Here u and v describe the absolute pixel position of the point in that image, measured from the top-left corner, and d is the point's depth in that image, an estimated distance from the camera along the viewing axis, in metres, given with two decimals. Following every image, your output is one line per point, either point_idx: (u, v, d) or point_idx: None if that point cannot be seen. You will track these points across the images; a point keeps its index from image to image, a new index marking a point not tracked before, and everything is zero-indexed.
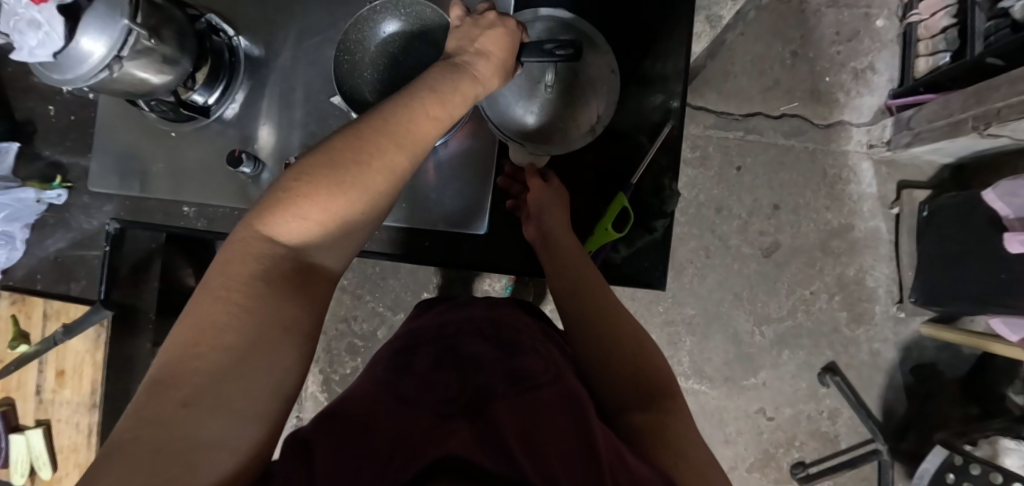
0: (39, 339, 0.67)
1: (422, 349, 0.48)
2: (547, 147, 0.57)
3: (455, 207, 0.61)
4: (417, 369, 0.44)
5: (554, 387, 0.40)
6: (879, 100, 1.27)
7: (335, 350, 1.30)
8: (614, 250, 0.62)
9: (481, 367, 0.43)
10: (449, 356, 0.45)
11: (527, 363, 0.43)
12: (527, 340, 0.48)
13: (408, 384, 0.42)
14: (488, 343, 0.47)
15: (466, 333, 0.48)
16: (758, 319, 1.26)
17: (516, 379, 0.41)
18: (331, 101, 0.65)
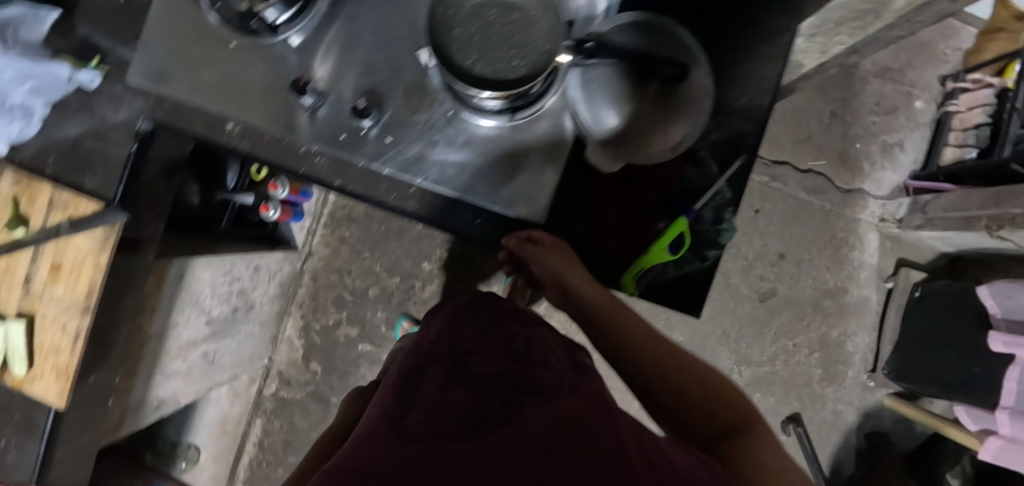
0: (40, 227, 0.61)
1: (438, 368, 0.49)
2: (623, 154, 0.55)
3: (516, 191, 0.58)
4: (427, 390, 0.46)
5: (568, 394, 0.41)
6: (900, 178, 1.31)
7: (322, 299, 1.27)
8: (663, 271, 0.60)
9: (494, 381, 0.44)
10: (464, 374, 0.46)
11: (539, 376, 0.44)
12: (538, 352, 0.49)
13: (422, 408, 0.43)
14: (499, 358, 0.48)
15: (477, 351, 0.50)
16: (739, 359, 1.29)
17: (529, 389, 0.42)
18: (415, 54, 0.59)
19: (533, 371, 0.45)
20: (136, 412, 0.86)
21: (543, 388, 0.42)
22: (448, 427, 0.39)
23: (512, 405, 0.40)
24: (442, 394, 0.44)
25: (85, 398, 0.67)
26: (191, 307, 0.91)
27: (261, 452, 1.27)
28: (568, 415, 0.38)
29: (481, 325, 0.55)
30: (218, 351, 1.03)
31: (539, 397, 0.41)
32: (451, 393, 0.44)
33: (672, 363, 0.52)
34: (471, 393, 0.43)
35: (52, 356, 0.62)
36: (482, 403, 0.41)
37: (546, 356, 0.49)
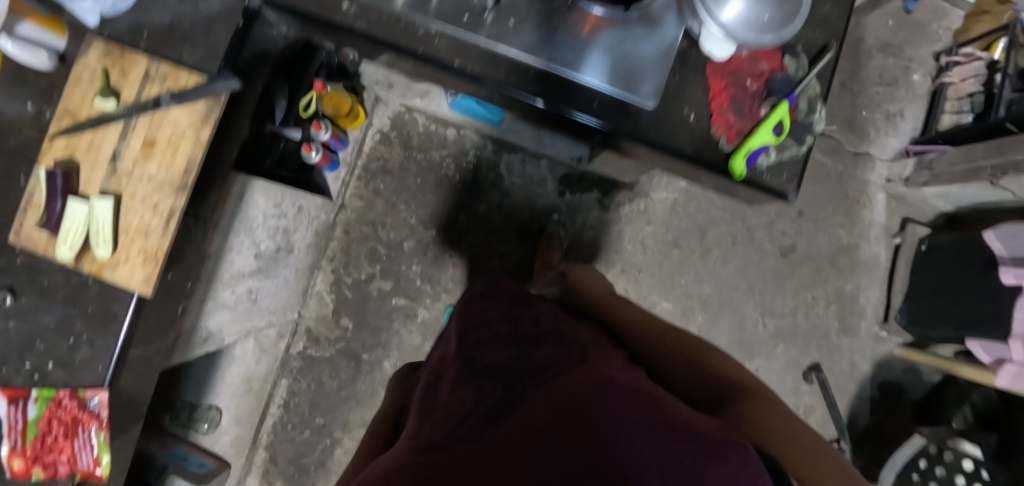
0: (135, 100, 0.57)
1: (459, 371, 0.61)
2: (736, 34, 0.57)
3: (630, 71, 0.61)
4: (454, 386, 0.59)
5: (565, 368, 0.54)
6: (901, 143, 1.40)
7: (354, 253, 1.24)
8: (765, 156, 0.64)
9: (508, 372, 0.57)
10: (479, 372, 0.59)
11: (541, 356, 0.59)
12: (544, 342, 0.62)
13: (456, 397, 0.56)
14: (511, 354, 0.61)
15: (488, 350, 0.64)
16: (763, 311, 1.34)
17: (536, 372, 0.54)
18: None
19: (538, 357, 0.58)
20: (189, 339, 0.81)
21: (546, 371, 0.54)
22: (474, 410, 0.51)
23: (521, 387, 0.52)
24: (465, 390, 0.56)
25: (164, 295, 0.64)
26: (245, 234, 0.87)
27: (287, 414, 1.23)
28: (566, 380, 0.49)
29: (498, 332, 0.68)
30: (260, 290, 0.99)
31: (543, 377, 0.53)
32: (473, 388, 0.55)
33: (688, 355, 0.64)
34: (490, 384, 0.55)
35: (140, 238, 0.57)
36: (498, 389, 0.53)
37: (548, 346, 0.61)
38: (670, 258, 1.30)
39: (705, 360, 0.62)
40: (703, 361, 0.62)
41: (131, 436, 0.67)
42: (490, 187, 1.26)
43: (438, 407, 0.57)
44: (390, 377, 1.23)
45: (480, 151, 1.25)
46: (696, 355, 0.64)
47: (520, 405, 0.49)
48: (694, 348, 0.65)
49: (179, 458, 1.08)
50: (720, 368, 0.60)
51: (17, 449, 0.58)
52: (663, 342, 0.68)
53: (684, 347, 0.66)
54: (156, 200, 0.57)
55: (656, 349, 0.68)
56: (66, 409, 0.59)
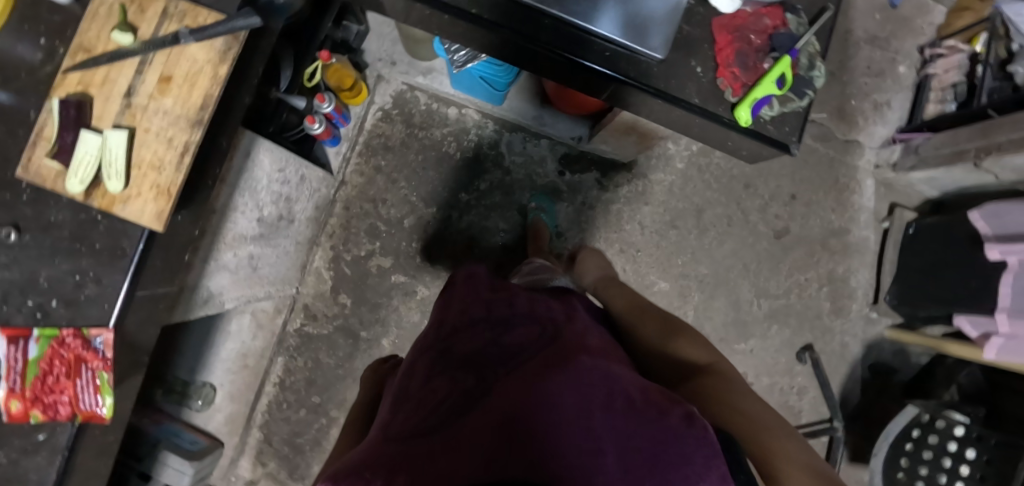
0: (153, 37, 0.57)
1: (429, 353, 0.60)
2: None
3: (638, 22, 0.62)
4: (428, 368, 0.58)
5: (541, 354, 0.54)
6: (888, 132, 1.44)
7: (354, 229, 1.23)
8: (768, 108, 0.66)
9: (478, 357, 0.56)
10: (451, 356, 0.58)
11: (517, 339, 0.58)
12: (515, 320, 0.61)
13: (429, 381, 0.55)
14: (481, 335, 0.60)
15: (461, 332, 0.62)
16: (758, 292, 1.36)
17: (505, 360, 0.55)
18: None
19: (510, 341, 0.58)
20: (190, 297, 0.81)
21: (517, 359, 0.55)
22: (446, 399, 0.51)
23: (492, 375, 0.53)
24: (436, 376, 0.55)
25: (171, 237, 0.63)
26: (248, 195, 0.87)
27: (282, 392, 1.21)
28: (535, 369, 0.50)
29: (470, 305, 0.66)
30: (261, 258, 0.97)
31: (514, 366, 0.53)
32: (444, 374, 0.55)
33: (667, 343, 0.71)
34: (461, 370, 0.55)
35: (151, 173, 0.57)
36: (470, 378, 0.53)
37: (519, 324, 0.61)
38: (667, 238, 1.32)
39: (682, 351, 0.69)
40: (684, 348, 0.69)
41: (132, 384, 0.66)
42: (492, 165, 1.27)
43: (407, 393, 0.56)
44: (388, 356, 1.23)
45: (481, 130, 1.27)
46: (675, 340, 0.70)
47: (491, 394, 0.49)
48: (671, 334, 0.72)
49: (172, 435, 1.07)
50: (692, 352, 0.68)
51: (16, 389, 0.56)
52: (652, 329, 0.74)
53: (666, 331, 0.73)
54: (172, 136, 0.57)
55: (641, 330, 0.75)
56: (70, 348, 0.58)
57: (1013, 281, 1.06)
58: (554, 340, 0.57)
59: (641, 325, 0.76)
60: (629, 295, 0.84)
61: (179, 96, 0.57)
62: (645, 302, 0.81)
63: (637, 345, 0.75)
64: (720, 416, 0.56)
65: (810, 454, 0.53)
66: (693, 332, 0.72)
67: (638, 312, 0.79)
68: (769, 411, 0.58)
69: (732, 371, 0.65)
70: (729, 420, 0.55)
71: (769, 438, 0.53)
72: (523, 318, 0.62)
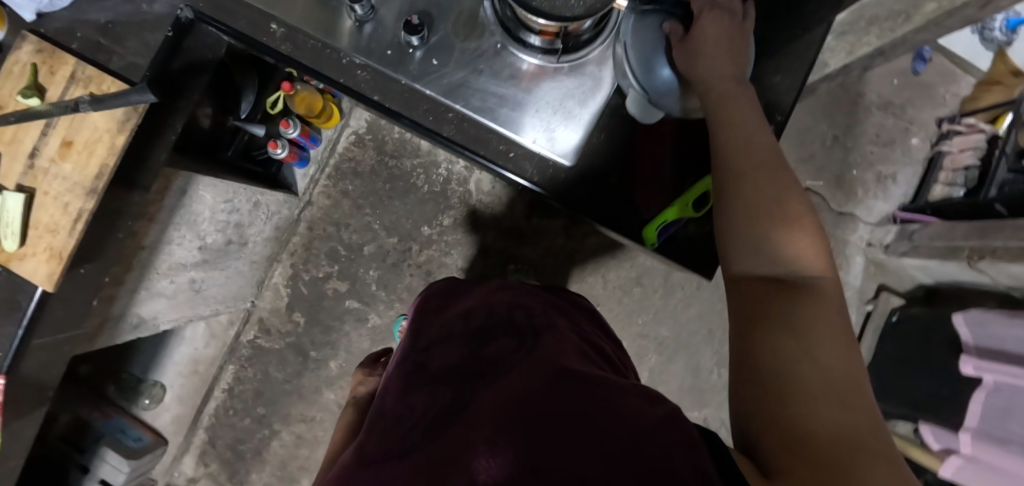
0: (57, 101, 0.58)
1: (406, 367, 0.55)
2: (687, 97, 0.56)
3: (545, 127, 0.61)
4: (402, 390, 0.51)
5: (518, 360, 0.47)
6: (890, 208, 1.35)
7: (315, 250, 1.24)
8: (682, 228, 0.62)
9: (457, 368, 0.50)
10: (427, 370, 0.52)
11: (498, 345, 0.52)
12: (491, 329, 0.55)
13: (406, 402, 0.49)
14: (458, 347, 0.54)
15: (438, 344, 0.56)
16: (721, 360, 1.29)
17: (487, 367, 0.48)
18: None
19: (491, 348, 0.52)
20: (115, 325, 0.83)
21: (496, 365, 0.48)
22: (418, 420, 0.44)
23: (470, 387, 0.46)
24: (411, 394, 0.49)
25: (74, 289, 0.65)
26: (186, 228, 0.89)
27: (230, 399, 1.24)
28: (514, 379, 0.44)
29: (448, 318, 0.60)
30: (206, 280, 0.98)
31: (493, 375, 0.46)
32: (422, 390, 0.49)
33: (768, 234, 0.44)
34: (439, 384, 0.49)
35: (47, 236, 0.58)
36: (449, 391, 0.47)
37: (497, 333, 0.54)
38: (631, 295, 1.28)
39: (782, 257, 0.44)
40: (783, 254, 0.44)
41: (33, 416, 0.69)
42: (458, 201, 1.25)
43: (381, 413, 0.50)
44: (334, 378, 1.25)
45: (451, 164, 1.24)
46: (780, 237, 0.44)
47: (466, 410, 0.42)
48: (761, 210, 0.45)
49: (117, 430, 1.11)
50: None
51: None
52: (757, 186, 0.46)
53: (773, 220, 0.45)
54: (70, 200, 0.58)
55: (746, 195, 0.46)
56: None
57: (985, 399, 1.00)
58: (534, 343, 0.50)
59: (756, 184, 0.46)
60: (762, 137, 0.48)
61: (80, 161, 0.58)
62: (749, 116, 0.50)
63: (717, 154, 0.49)
64: (750, 344, 0.40)
65: (882, 431, 0.34)
66: (806, 220, 0.45)
67: (741, 105, 0.50)
68: (849, 376, 0.36)
69: (834, 305, 0.41)
70: (762, 364, 0.38)
71: (809, 397, 0.35)
72: (504, 325, 0.55)
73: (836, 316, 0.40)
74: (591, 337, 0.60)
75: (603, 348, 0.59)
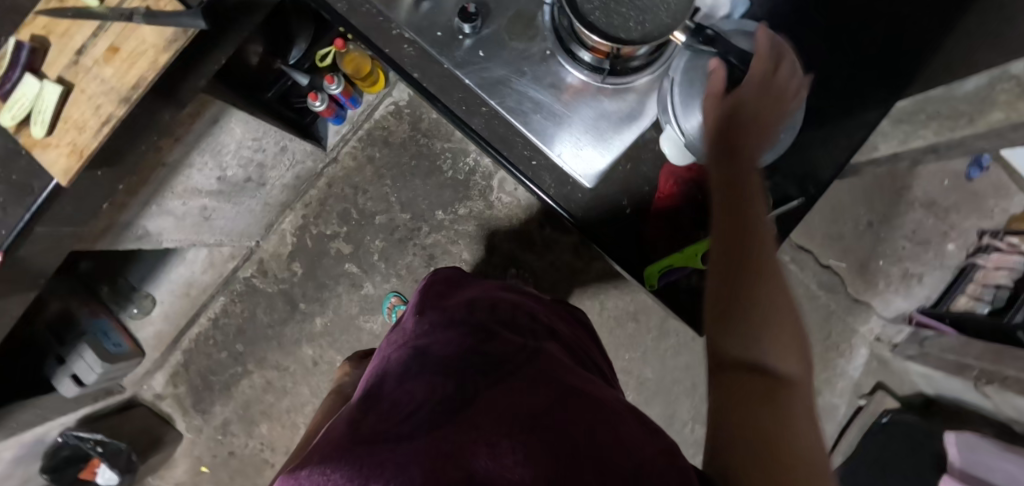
0: (114, 7, 0.59)
1: (402, 351, 0.51)
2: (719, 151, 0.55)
3: (574, 145, 0.60)
4: (395, 373, 0.48)
5: (526, 368, 0.45)
6: (908, 307, 1.30)
7: (329, 208, 1.27)
8: (687, 276, 0.61)
9: (459, 359, 0.46)
10: (425, 355, 0.48)
11: (503, 343, 0.49)
12: (498, 326, 0.52)
13: (400, 386, 0.45)
14: (460, 336, 0.50)
15: (437, 330, 0.52)
16: (698, 416, 1.26)
17: (490, 365, 0.45)
18: None
19: (495, 345, 0.48)
20: (120, 231, 0.83)
21: (502, 365, 0.45)
22: (418, 406, 0.41)
23: (473, 384, 0.43)
24: (407, 379, 0.46)
25: (86, 189, 0.66)
26: (210, 156, 0.89)
27: (213, 329, 1.29)
28: (520, 389, 0.41)
29: (450, 305, 0.56)
30: (216, 210, 1.01)
31: (501, 378, 0.43)
32: (419, 376, 0.46)
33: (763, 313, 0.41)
34: (439, 372, 0.45)
35: (73, 132, 0.59)
36: (448, 382, 0.43)
37: (502, 329, 0.51)
38: (623, 328, 1.26)
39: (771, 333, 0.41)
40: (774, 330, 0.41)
41: (18, 300, 0.70)
42: (477, 194, 1.25)
43: (370, 395, 0.46)
44: (317, 333, 1.27)
45: (480, 157, 1.25)
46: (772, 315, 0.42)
47: (472, 409, 0.39)
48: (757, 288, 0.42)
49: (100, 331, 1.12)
50: None
51: None
52: (747, 252, 0.41)
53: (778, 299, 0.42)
54: (102, 104, 0.59)
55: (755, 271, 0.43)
56: None
57: None
58: (543, 354, 0.48)
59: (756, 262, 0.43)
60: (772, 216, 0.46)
61: (122, 69, 0.60)
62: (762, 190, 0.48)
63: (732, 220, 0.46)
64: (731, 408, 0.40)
65: None
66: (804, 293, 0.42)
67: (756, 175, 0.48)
68: (824, 480, 0.31)
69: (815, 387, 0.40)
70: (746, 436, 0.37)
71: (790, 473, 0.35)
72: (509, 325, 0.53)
73: (813, 415, 0.36)
74: (587, 352, 0.59)
75: (598, 366, 0.58)
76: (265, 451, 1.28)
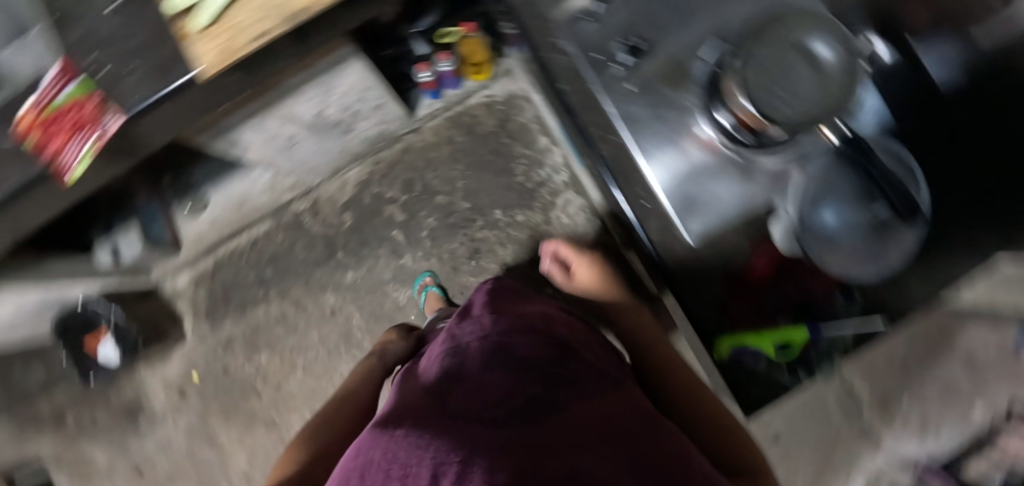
0: None
1: (480, 343, 0.54)
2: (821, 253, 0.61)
3: (694, 199, 0.66)
4: (476, 362, 0.51)
5: (602, 391, 0.48)
6: (917, 455, 1.25)
7: (396, 172, 1.28)
8: (754, 356, 0.69)
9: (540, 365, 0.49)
10: (506, 352, 0.51)
11: (577, 364, 0.52)
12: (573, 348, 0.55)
13: (483, 373, 0.48)
14: (539, 345, 0.53)
15: (515, 333, 0.55)
16: None
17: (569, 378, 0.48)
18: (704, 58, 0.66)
19: (571, 364, 0.52)
20: (217, 134, 0.85)
21: (573, 375, 0.49)
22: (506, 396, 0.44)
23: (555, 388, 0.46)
24: (490, 368, 0.49)
25: (212, 91, 0.67)
26: (320, 91, 0.91)
27: (249, 249, 1.31)
28: (600, 406, 0.44)
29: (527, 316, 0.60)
30: (301, 141, 1.04)
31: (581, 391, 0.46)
32: (502, 369, 0.49)
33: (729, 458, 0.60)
34: (522, 370, 0.48)
35: (231, 35, 0.59)
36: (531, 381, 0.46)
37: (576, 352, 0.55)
38: None
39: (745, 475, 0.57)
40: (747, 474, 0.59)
41: (112, 172, 0.71)
42: (539, 207, 1.26)
43: (452, 378, 0.49)
44: (344, 286, 1.28)
45: (553, 173, 1.26)
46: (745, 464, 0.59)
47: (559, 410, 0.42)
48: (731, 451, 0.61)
49: (147, 218, 1.13)
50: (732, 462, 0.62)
51: (30, 113, 0.59)
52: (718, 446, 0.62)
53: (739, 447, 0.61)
54: (270, 16, 0.59)
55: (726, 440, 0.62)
56: (83, 111, 0.59)
57: None
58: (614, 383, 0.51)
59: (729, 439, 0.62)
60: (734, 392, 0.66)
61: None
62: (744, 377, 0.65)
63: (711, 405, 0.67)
64: None
65: None
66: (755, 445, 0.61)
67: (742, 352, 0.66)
68: None
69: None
70: None
71: None
72: (580, 350, 0.56)
73: None
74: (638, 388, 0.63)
75: None
76: (258, 379, 1.30)
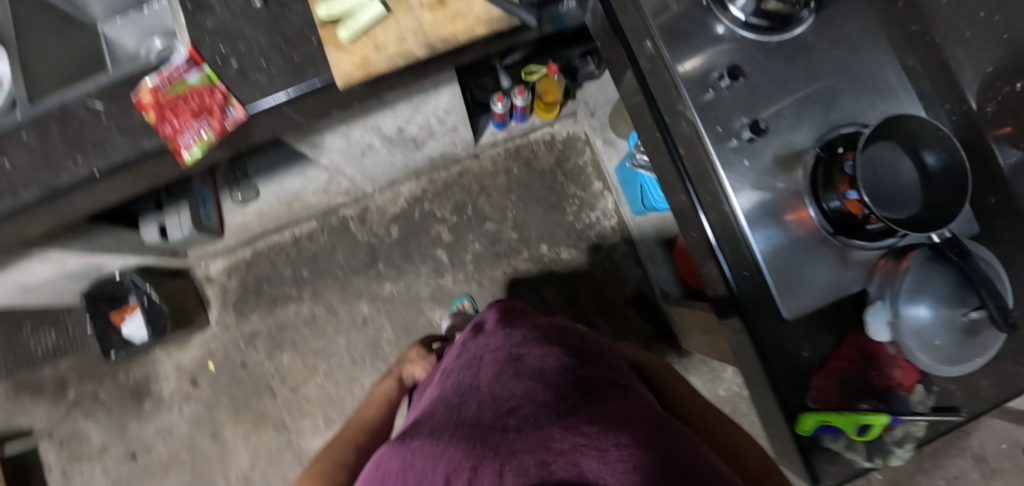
0: None
1: (490, 353, 0.51)
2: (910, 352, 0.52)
3: (793, 268, 0.56)
4: (486, 369, 0.48)
5: (619, 399, 0.45)
6: None
7: (450, 193, 1.30)
8: (832, 436, 0.57)
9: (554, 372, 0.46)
10: (517, 360, 0.48)
11: (592, 372, 0.49)
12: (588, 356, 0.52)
13: (494, 383, 0.45)
14: (553, 352, 0.50)
15: (525, 340, 0.52)
16: None
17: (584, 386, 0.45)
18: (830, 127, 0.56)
19: (585, 372, 0.48)
20: (309, 136, 0.87)
21: (589, 385, 0.46)
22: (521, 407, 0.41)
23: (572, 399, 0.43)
24: (500, 376, 0.46)
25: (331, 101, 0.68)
26: (411, 108, 0.93)
27: (290, 246, 1.30)
28: (618, 412, 0.41)
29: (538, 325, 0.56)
30: (374, 152, 1.06)
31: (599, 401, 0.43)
32: (514, 376, 0.45)
33: None
34: (537, 378, 0.44)
35: (368, 50, 0.63)
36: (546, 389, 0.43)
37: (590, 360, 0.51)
38: None
39: None
40: None
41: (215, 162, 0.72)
42: (585, 248, 1.28)
43: (461, 390, 0.46)
44: (380, 296, 1.28)
45: (603, 217, 1.29)
46: None
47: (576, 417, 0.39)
48: None
49: (201, 200, 1.14)
50: None
51: (158, 91, 0.63)
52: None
53: None
54: (407, 39, 0.63)
55: None
56: (210, 98, 0.62)
57: None
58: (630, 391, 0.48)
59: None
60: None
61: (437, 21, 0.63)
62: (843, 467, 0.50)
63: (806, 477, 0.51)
64: None
65: None
66: None
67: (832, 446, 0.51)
68: None
69: None
70: None
71: None
72: (596, 359, 0.53)
73: None
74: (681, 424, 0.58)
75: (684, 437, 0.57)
76: (275, 378, 1.27)
